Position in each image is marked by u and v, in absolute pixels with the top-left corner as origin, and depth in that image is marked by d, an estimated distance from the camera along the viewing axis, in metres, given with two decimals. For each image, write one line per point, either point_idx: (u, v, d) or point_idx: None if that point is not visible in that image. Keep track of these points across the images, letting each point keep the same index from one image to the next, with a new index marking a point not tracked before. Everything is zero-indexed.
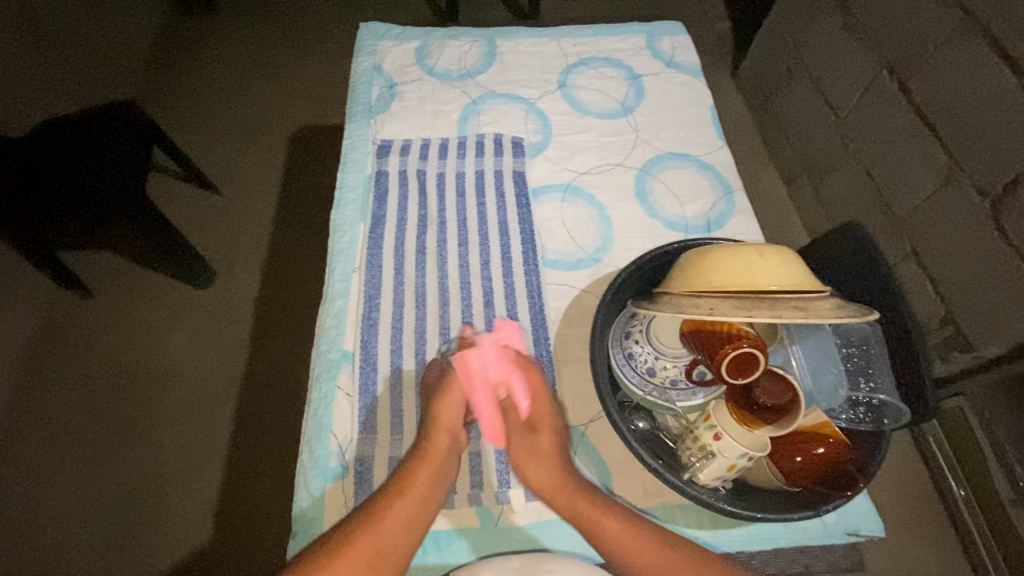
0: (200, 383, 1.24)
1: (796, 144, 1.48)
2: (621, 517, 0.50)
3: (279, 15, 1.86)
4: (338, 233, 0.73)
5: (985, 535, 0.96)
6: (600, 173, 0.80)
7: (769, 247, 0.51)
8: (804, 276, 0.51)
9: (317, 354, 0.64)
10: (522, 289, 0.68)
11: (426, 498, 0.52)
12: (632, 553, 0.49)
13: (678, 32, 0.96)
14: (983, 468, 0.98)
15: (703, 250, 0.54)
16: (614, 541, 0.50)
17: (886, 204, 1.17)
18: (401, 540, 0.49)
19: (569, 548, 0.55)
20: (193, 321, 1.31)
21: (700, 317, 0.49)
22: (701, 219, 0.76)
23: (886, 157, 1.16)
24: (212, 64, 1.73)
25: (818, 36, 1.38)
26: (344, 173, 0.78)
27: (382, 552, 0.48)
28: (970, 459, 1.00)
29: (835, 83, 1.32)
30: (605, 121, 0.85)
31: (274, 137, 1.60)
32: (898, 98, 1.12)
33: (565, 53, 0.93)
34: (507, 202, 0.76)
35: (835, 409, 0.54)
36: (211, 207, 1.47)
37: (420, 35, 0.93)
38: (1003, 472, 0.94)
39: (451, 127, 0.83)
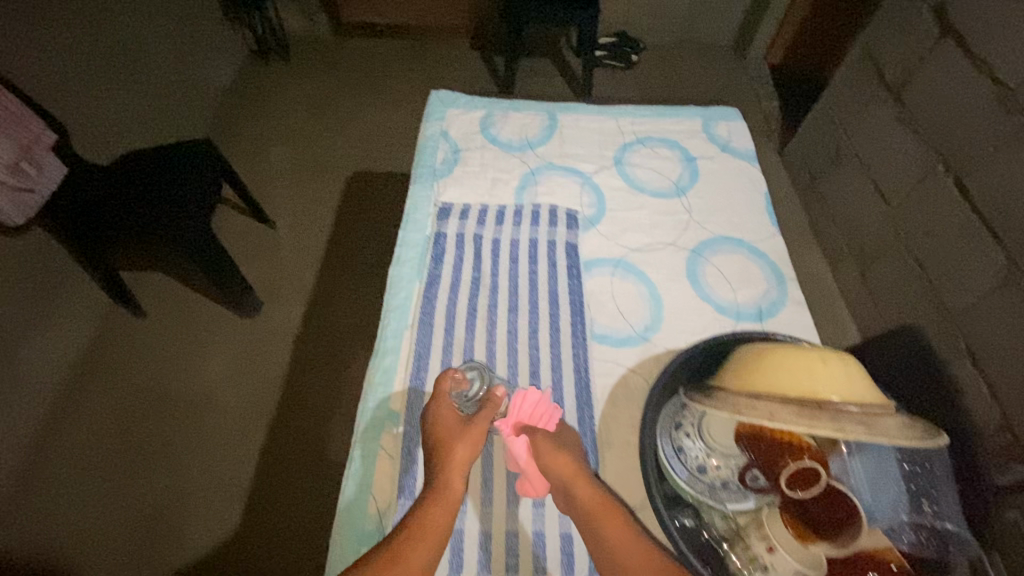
0: (232, 412, 1.26)
1: (844, 227, 1.48)
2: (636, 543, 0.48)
3: (348, 68, 2.00)
4: (393, 291, 0.75)
5: None
6: (651, 251, 0.81)
7: (831, 355, 0.51)
8: (869, 389, 0.50)
9: (363, 409, 0.65)
10: (569, 363, 0.69)
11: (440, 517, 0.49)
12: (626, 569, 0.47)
13: (734, 118, 0.99)
14: None
15: (761, 350, 0.54)
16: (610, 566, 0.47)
17: (938, 297, 1.15)
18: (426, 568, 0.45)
19: None
20: (236, 348, 1.36)
21: (760, 421, 0.48)
22: (752, 305, 0.76)
23: (940, 251, 1.15)
24: (284, 106, 1.86)
25: (869, 124, 1.40)
26: (405, 231, 0.81)
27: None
28: None
29: (886, 171, 1.33)
30: (658, 199, 0.87)
31: (331, 179, 1.69)
32: (953, 194, 1.12)
33: (622, 131, 0.97)
34: (559, 271, 0.77)
35: (897, 529, 0.51)
36: (266, 241, 1.54)
37: (486, 105, 0.99)
38: None
39: (509, 194, 0.87)
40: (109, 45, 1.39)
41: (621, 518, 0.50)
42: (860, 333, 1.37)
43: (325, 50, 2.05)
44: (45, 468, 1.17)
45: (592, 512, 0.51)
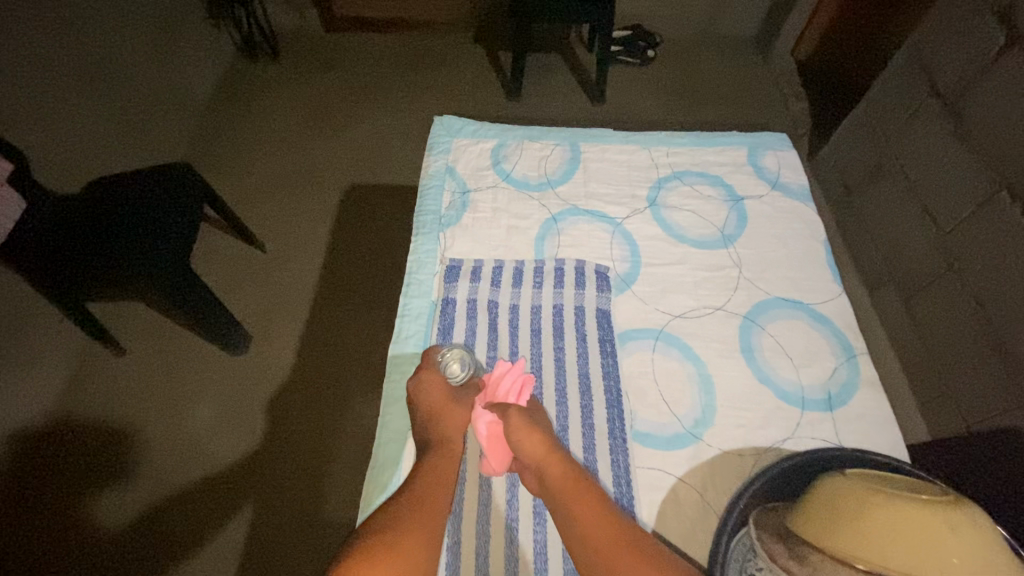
0: (221, 465, 1.15)
1: (885, 249, 1.36)
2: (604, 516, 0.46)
3: (341, 68, 1.85)
4: (394, 377, 0.63)
5: None
6: (696, 317, 0.69)
7: (959, 515, 0.40)
8: (1005, 562, 0.39)
9: None
10: (607, 472, 0.57)
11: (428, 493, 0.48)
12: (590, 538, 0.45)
13: (784, 147, 0.86)
14: None
15: (863, 495, 0.43)
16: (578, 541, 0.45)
17: (995, 338, 1.03)
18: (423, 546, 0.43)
19: None
20: (223, 390, 1.24)
21: None
22: (819, 388, 0.64)
23: (1001, 290, 1.03)
24: (273, 112, 1.72)
25: (917, 138, 1.26)
26: (407, 298, 0.69)
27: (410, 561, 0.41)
28: None
29: (937, 192, 1.20)
30: (701, 251, 0.75)
31: (325, 195, 1.55)
32: (1021, 226, 1.00)
33: (655, 164, 0.84)
34: (589, 348, 0.66)
35: None
36: (255, 266, 1.42)
37: (497, 133, 0.86)
38: None
39: (527, 246, 0.74)
40: (74, 55, 1.25)
41: (585, 490, 0.49)
42: (904, 369, 1.26)
43: (316, 48, 1.90)
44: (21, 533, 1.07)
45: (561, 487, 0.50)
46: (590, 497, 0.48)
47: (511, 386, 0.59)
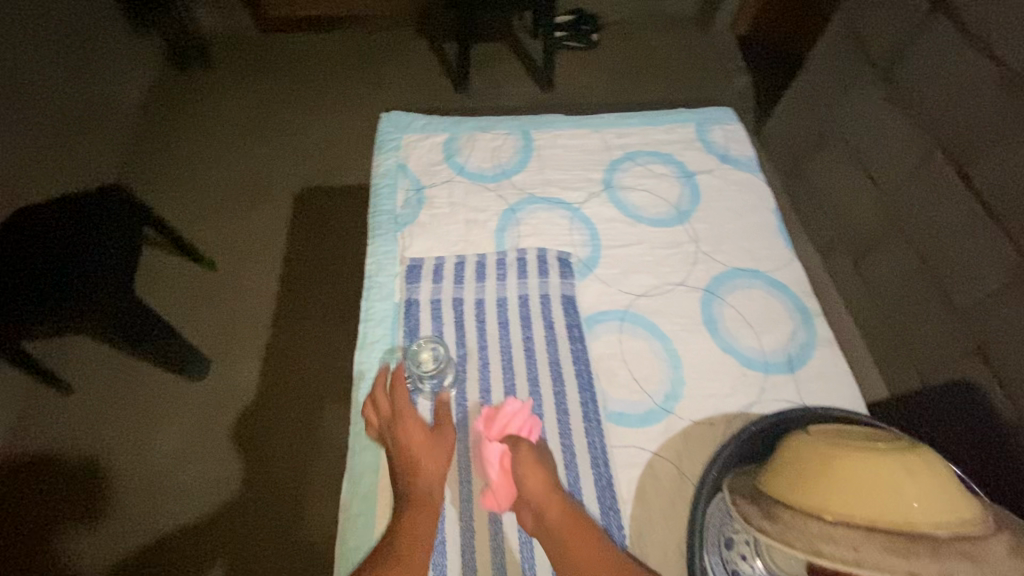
0: (193, 493, 1.12)
1: (833, 212, 1.41)
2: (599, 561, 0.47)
3: (281, 70, 1.78)
4: (362, 384, 0.61)
5: None
6: (659, 295, 0.70)
7: (917, 461, 0.42)
8: (959, 499, 0.41)
9: (342, 552, 0.53)
10: (585, 456, 0.58)
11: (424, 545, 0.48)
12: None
13: (730, 120, 0.88)
14: None
15: (828, 452, 0.44)
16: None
17: (940, 289, 1.09)
18: None
19: None
20: (188, 415, 1.20)
21: (847, 570, 0.39)
22: (780, 352, 0.66)
23: (942, 243, 1.09)
24: (212, 122, 1.65)
25: (855, 104, 1.31)
26: (369, 302, 0.67)
27: None
28: None
29: (877, 154, 1.25)
30: (658, 229, 0.76)
31: (277, 203, 1.51)
32: (955, 181, 1.05)
33: (607, 146, 0.84)
34: (558, 335, 0.66)
35: None
36: (209, 283, 1.37)
37: (447, 126, 0.84)
38: None
39: (488, 239, 0.73)
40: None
41: (583, 532, 0.49)
42: (858, 326, 1.32)
43: (252, 51, 1.83)
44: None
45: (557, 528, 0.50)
46: (585, 540, 0.48)
47: (517, 419, 0.59)
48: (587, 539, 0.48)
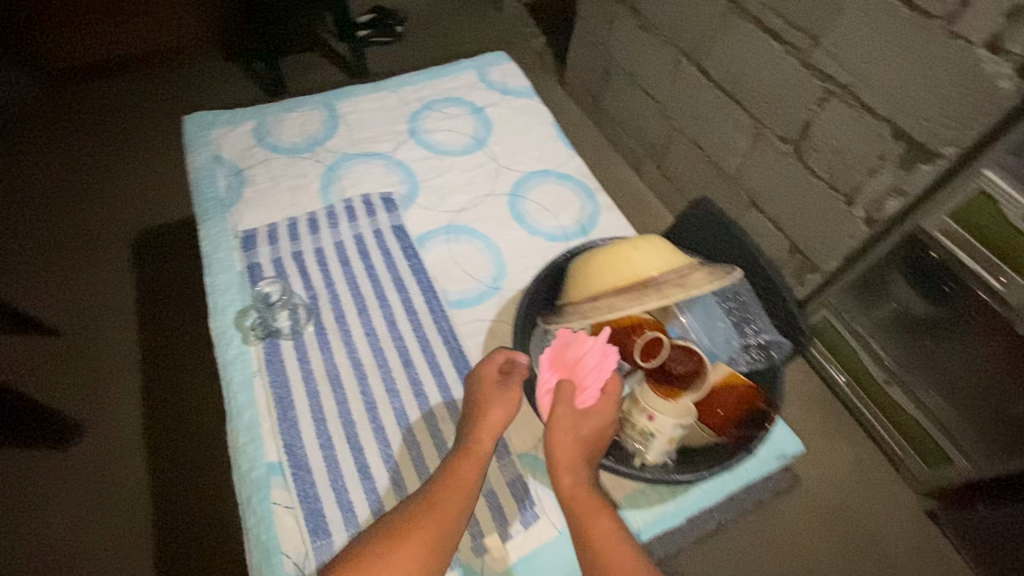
0: (99, 557, 1.06)
1: (633, 132, 1.67)
2: (611, 539, 0.50)
3: (79, 121, 1.67)
4: (224, 344, 0.66)
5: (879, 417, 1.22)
6: (474, 207, 0.83)
7: (638, 240, 0.58)
8: (676, 256, 0.58)
9: (240, 476, 0.58)
10: (437, 338, 0.68)
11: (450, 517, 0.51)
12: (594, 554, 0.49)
13: (503, 61, 1.03)
14: (861, 364, 1.23)
15: (588, 257, 0.60)
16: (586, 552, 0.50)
17: (718, 166, 1.38)
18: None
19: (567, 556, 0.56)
20: (70, 483, 1.13)
21: (604, 317, 0.54)
22: (575, 224, 0.82)
23: (707, 128, 1.37)
24: (11, 189, 1.52)
25: (619, 38, 1.57)
26: (212, 277, 0.72)
27: None
28: (846, 358, 1.26)
29: (646, 74, 1.51)
30: (463, 157, 0.89)
31: (111, 253, 1.43)
32: (699, 76, 1.33)
33: (406, 102, 0.95)
34: (395, 257, 0.76)
35: (734, 358, 0.60)
36: (55, 352, 1.28)
37: (254, 115, 0.90)
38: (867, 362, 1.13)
39: (314, 198, 0.81)
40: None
41: (599, 512, 0.51)
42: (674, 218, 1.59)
43: (38, 109, 1.69)
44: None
45: (573, 505, 0.52)
46: (602, 523, 0.50)
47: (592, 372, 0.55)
48: (602, 518, 0.51)
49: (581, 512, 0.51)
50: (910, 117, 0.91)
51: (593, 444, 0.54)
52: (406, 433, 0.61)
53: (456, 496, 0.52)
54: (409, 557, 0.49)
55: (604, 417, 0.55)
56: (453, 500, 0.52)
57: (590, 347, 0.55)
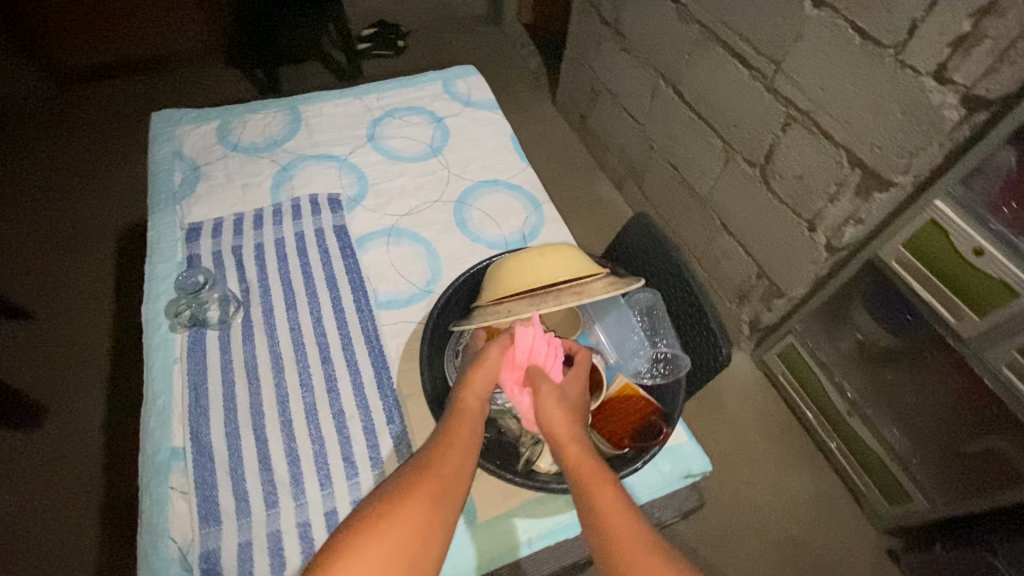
0: (45, 541, 1.07)
1: (616, 152, 1.69)
2: (618, 511, 0.45)
3: (82, 117, 1.74)
4: (151, 330, 0.68)
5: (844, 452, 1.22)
6: (419, 212, 0.84)
7: (547, 247, 0.59)
8: (583, 264, 0.58)
9: (143, 459, 0.59)
10: (360, 337, 0.69)
11: (446, 477, 0.47)
12: (601, 526, 0.45)
13: (470, 74, 1.06)
14: (824, 394, 1.23)
15: (500, 263, 0.61)
16: (591, 526, 0.45)
17: (692, 187, 1.39)
18: (416, 535, 0.44)
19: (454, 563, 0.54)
20: (28, 466, 1.15)
21: (502, 320, 0.54)
22: (517, 233, 0.83)
23: (682, 151, 1.38)
24: (9, 178, 1.58)
25: (605, 59, 1.59)
26: (152, 265, 0.74)
27: (398, 543, 0.43)
28: (813, 390, 1.26)
29: (628, 95, 1.53)
30: (416, 164, 0.91)
31: (96, 244, 1.48)
32: (675, 99, 1.34)
33: (369, 109, 0.98)
34: (332, 256, 0.77)
35: (640, 371, 0.60)
36: (31, 338, 1.31)
37: (219, 114, 0.93)
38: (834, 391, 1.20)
39: (264, 196, 0.83)
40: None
41: (605, 482, 0.47)
42: None
43: (45, 103, 1.76)
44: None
45: (577, 479, 0.47)
46: (609, 495, 0.46)
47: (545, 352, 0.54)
48: (609, 488, 0.46)
49: (585, 485, 0.47)
50: (866, 146, 0.92)
51: (577, 417, 0.51)
52: (312, 427, 0.61)
53: (463, 449, 0.49)
54: (404, 516, 0.44)
55: (579, 388, 0.53)
56: (450, 459, 0.48)
57: (534, 335, 0.54)
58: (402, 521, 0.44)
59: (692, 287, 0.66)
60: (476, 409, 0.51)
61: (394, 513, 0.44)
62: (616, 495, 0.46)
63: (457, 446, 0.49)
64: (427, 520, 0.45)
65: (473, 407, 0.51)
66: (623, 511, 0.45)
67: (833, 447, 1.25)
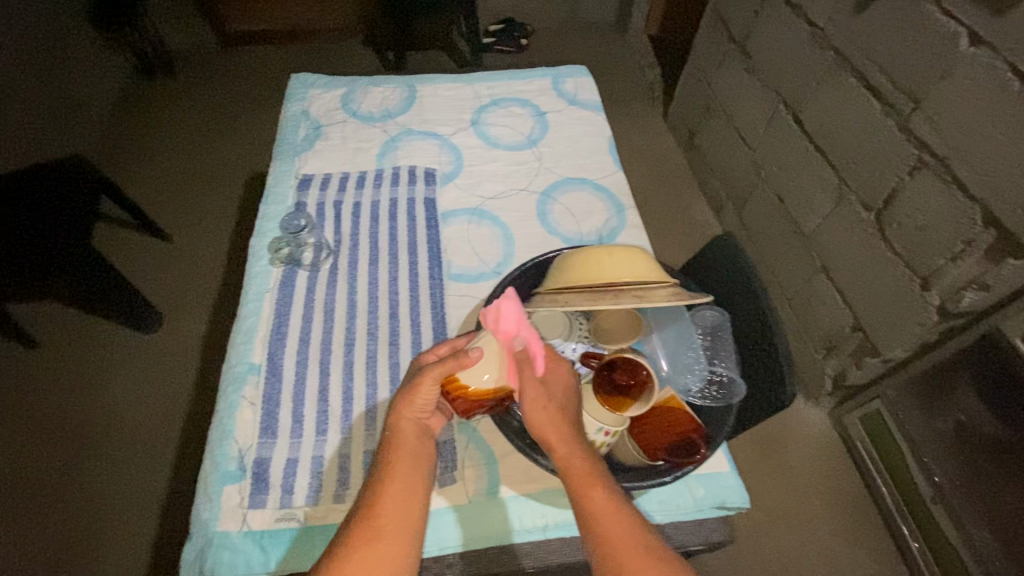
0: (141, 427, 1.25)
1: (720, 175, 1.62)
2: (608, 508, 0.47)
3: (239, 76, 1.99)
4: (254, 260, 0.77)
5: (919, 540, 1.10)
6: (504, 198, 0.87)
7: (617, 247, 0.59)
8: (650, 270, 0.57)
9: (226, 367, 0.67)
10: (427, 301, 0.74)
11: (399, 516, 0.48)
12: (594, 521, 0.47)
13: (581, 75, 1.07)
14: (908, 473, 1.13)
15: (568, 255, 0.62)
16: (586, 525, 0.47)
17: (795, 223, 1.31)
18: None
19: (469, 529, 0.57)
20: (140, 363, 1.34)
21: (558, 309, 0.55)
22: (594, 233, 0.83)
23: (791, 183, 1.30)
24: (173, 119, 1.84)
25: (726, 78, 1.54)
26: (266, 204, 0.83)
27: None
28: (895, 465, 1.15)
29: (743, 118, 1.47)
30: (511, 152, 0.94)
31: (228, 186, 1.68)
32: (793, 127, 1.27)
33: (478, 96, 1.03)
34: (418, 224, 0.82)
35: (691, 388, 0.58)
36: (163, 255, 1.52)
37: (346, 83, 1.03)
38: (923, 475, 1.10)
39: (370, 160, 0.91)
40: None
41: (595, 482, 0.49)
42: None
43: (213, 60, 2.03)
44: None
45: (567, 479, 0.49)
46: (598, 493, 0.48)
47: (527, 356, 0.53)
48: (601, 489, 0.48)
49: (575, 487, 0.49)
50: (1005, 204, 0.82)
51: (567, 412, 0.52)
52: (369, 372, 0.66)
53: (406, 481, 0.51)
54: (363, 563, 0.45)
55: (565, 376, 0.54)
56: (398, 495, 0.49)
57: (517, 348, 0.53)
58: (360, 570, 0.45)
59: (765, 316, 0.63)
60: (416, 444, 0.53)
61: (351, 557, 0.45)
62: (605, 492, 0.48)
63: (399, 476, 0.51)
64: (388, 564, 0.46)
65: (411, 443, 0.53)
66: (615, 508, 0.47)
67: (912, 546, 1.11)
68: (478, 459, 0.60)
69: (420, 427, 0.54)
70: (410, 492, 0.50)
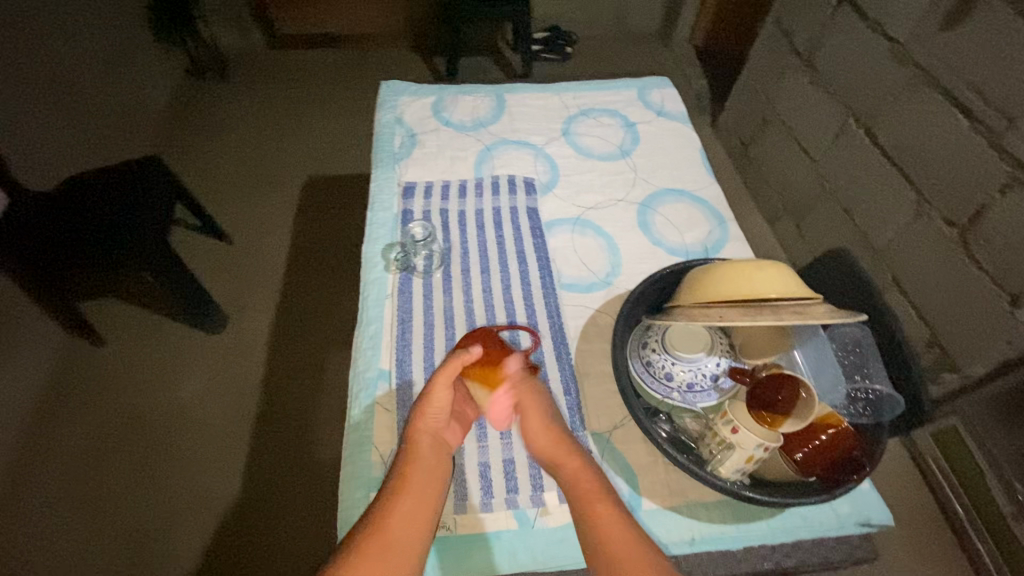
0: (210, 427, 1.26)
1: (777, 187, 1.62)
2: (616, 525, 0.50)
3: (289, 80, 2.01)
4: (369, 267, 0.78)
5: (994, 555, 1.09)
6: (605, 208, 0.88)
7: (763, 261, 0.59)
8: (798, 286, 0.58)
9: (355, 373, 0.68)
10: (542, 310, 0.74)
11: (409, 530, 0.49)
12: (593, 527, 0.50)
13: (665, 86, 1.08)
14: (985, 489, 1.09)
15: (707, 267, 0.62)
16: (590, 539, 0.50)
17: (864, 236, 1.30)
18: None
19: None
20: (206, 363, 1.35)
21: (712, 324, 0.56)
22: (699, 245, 0.84)
23: (861, 196, 1.30)
24: (226, 121, 1.86)
25: (788, 89, 1.54)
26: (374, 211, 0.85)
27: None
28: (969, 478, 1.13)
29: (806, 129, 1.47)
30: (606, 162, 0.94)
31: (285, 189, 1.69)
32: (865, 141, 1.27)
33: (566, 106, 1.04)
34: (524, 233, 0.83)
35: (839, 405, 0.60)
36: (224, 257, 1.54)
37: (436, 91, 1.04)
38: (1003, 491, 1.05)
39: (468, 169, 0.92)
40: (18, 62, 1.31)
41: (598, 494, 0.53)
42: None
43: (263, 63, 2.05)
44: (13, 516, 1.12)
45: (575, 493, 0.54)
46: (600, 506, 0.52)
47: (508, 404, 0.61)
48: (603, 501, 0.52)
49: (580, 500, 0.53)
50: None
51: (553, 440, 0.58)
52: None
53: (422, 497, 0.52)
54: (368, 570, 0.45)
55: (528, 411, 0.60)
56: (410, 510, 0.51)
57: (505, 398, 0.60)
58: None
59: None
60: (435, 466, 0.55)
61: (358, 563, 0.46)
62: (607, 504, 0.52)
63: (410, 498, 0.51)
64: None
65: (430, 464, 0.55)
66: (619, 522, 0.51)
67: (981, 548, 1.11)
68: (617, 470, 0.61)
69: (437, 446, 0.56)
70: (416, 514, 0.50)
